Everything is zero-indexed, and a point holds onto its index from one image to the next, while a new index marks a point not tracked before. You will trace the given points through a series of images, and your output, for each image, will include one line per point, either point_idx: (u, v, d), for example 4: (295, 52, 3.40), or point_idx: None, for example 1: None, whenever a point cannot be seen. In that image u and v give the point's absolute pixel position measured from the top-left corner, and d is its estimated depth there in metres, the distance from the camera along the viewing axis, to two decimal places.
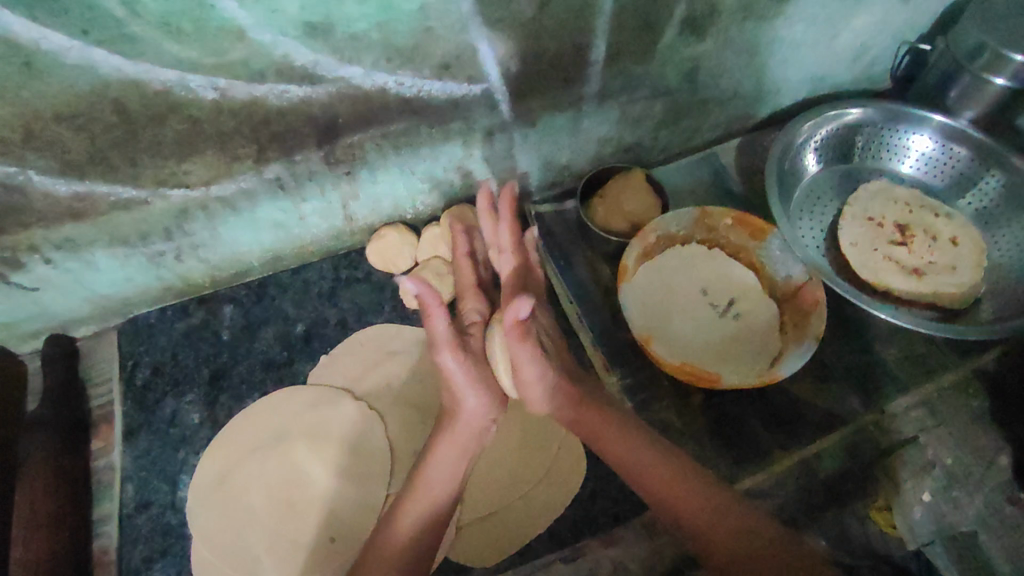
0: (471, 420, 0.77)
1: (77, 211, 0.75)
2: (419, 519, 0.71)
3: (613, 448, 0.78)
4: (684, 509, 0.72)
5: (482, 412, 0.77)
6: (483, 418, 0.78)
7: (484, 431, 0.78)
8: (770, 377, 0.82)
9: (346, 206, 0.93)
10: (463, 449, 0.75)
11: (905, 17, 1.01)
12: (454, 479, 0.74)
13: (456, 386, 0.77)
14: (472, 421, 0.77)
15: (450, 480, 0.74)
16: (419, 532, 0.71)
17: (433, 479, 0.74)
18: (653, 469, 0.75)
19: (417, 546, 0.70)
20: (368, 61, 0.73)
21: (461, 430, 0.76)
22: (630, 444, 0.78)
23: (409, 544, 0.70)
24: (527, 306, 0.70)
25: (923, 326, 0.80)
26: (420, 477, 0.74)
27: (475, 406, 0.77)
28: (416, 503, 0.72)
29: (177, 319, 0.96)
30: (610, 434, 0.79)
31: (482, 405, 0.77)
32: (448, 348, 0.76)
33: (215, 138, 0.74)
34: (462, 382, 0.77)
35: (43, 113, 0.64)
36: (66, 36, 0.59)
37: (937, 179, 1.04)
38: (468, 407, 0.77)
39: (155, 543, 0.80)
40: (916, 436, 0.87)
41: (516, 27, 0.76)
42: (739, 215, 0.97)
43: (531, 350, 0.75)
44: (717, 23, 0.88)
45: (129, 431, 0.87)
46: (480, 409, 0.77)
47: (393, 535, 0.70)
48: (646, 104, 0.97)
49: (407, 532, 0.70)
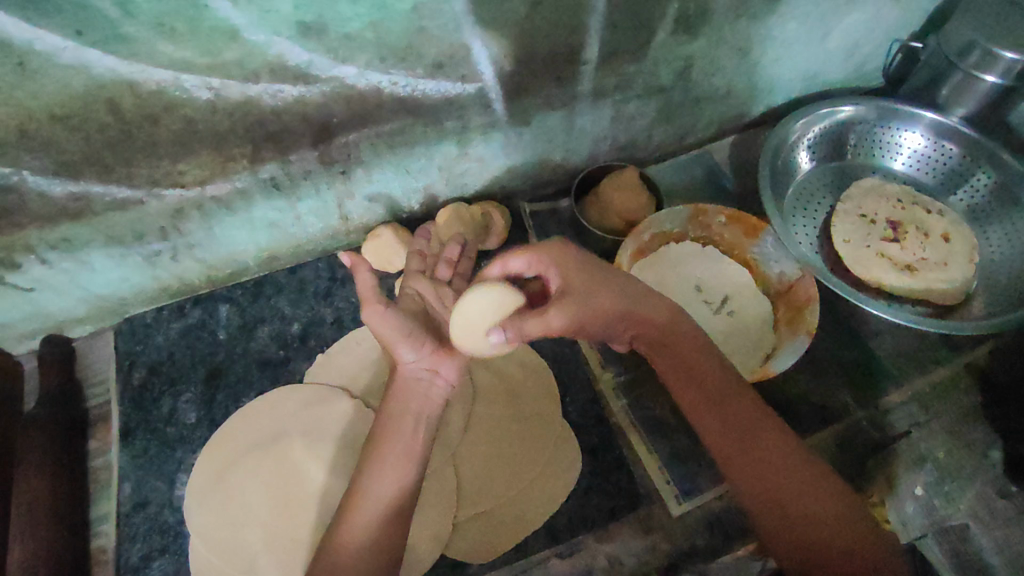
0: (410, 372, 0.71)
1: (72, 211, 0.75)
2: (382, 509, 0.65)
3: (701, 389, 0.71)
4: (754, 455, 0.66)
5: (419, 360, 0.71)
6: (419, 366, 0.72)
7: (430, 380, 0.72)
8: (764, 372, 0.83)
9: (342, 206, 0.93)
10: (417, 410, 0.71)
11: (897, 15, 1.02)
12: (413, 456, 0.69)
13: (391, 342, 0.70)
14: (412, 371, 0.72)
15: (407, 455, 0.69)
16: (383, 521, 0.65)
17: (391, 455, 0.68)
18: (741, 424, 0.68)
19: (383, 540, 0.64)
20: (361, 60, 0.73)
21: (406, 392, 0.71)
22: (724, 391, 0.70)
23: (368, 539, 0.64)
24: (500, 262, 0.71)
25: (914, 321, 0.81)
26: (377, 454, 0.68)
27: (411, 358, 0.71)
28: (381, 484, 0.66)
29: (173, 319, 0.96)
30: (707, 378, 0.71)
31: (416, 355, 0.71)
32: (375, 305, 0.68)
33: (210, 138, 0.75)
34: (394, 338, 0.70)
35: (38, 114, 0.64)
36: (59, 37, 0.59)
37: (929, 175, 1.04)
38: (405, 359, 0.71)
39: (153, 542, 0.80)
40: (909, 431, 0.87)
41: (509, 26, 0.77)
42: (732, 212, 0.96)
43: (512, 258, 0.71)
44: (710, 22, 0.89)
45: (126, 430, 0.87)
46: (417, 359, 0.71)
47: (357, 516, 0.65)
48: (639, 102, 0.98)
49: (368, 521, 0.64)
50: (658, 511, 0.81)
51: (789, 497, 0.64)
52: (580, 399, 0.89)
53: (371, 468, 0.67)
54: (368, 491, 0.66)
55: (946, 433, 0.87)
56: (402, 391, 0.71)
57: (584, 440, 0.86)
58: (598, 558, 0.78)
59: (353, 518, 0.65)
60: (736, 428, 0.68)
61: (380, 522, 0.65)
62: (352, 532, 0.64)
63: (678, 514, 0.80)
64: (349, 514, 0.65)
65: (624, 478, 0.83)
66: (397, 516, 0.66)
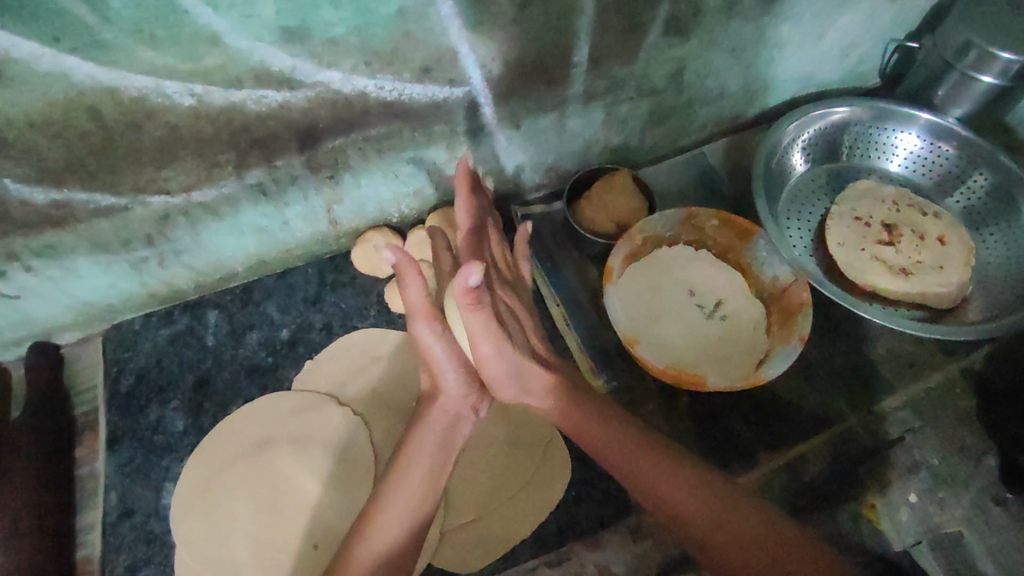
0: (450, 404, 0.78)
1: (55, 218, 0.75)
2: (398, 536, 0.68)
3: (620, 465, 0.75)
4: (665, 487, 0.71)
5: (460, 396, 0.78)
6: (461, 402, 0.79)
7: (464, 415, 0.79)
8: (755, 379, 0.82)
9: (330, 211, 0.92)
10: (445, 440, 0.76)
11: (892, 15, 1.01)
12: (435, 485, 0.74)
13: (439, 365, 0.76)
14: (451, 406, 0.78)
15: (429, 482, 0.73)
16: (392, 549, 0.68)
17: (414, 484, 0.72)
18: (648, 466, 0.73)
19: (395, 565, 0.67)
20: (347, 65, 0.72)
21: (442, 421, 0.77)
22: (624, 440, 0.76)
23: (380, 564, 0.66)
24: (477, 272, 0.64)
25: (909, 327, 0.81)
26: (398, 480, 0.72)
27: (453, 389, 0.78)
28: (398, 518, 0.69)
29: (162, 325, 0.95)
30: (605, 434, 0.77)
31: (461, 391, 0.78)
32: (425, 321, 0.73)
33: (194, 145, 0.74)
34: (440, 358, 0.76)
35: (17, 122, 0.64)
36: (37, 44, 0.58)
37: (925, 177, 1.03)
38: (448, 389, 0.78)
39: (138, 551, 0.80)
40: (903, 436, 0.86)
41: (497, 29, 0.76)
42: (724, 215, 0.96)
43: (483, 319, 0.70)
44: (701, 23, 0.88)
45: (113, 438, 0.86)
46: (461, 394, 0.78)
47: (375, 520, 0.68)
48: (632, 104, 0.97)
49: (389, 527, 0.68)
50: (648, 520, 0.80)
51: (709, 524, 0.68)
52: None
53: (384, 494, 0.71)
54: (384, 504, 0.70)
55: (941, 439, 0.86)
56: (436, 416, 0.77)
57: (575, 448, 0.85)
58: (588, 567, 0.77)
59: (363, 543, 0.67)
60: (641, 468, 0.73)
61: (393, 548, 0.68)
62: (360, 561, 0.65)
63: None
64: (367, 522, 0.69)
65: (614, 485, 0.82)
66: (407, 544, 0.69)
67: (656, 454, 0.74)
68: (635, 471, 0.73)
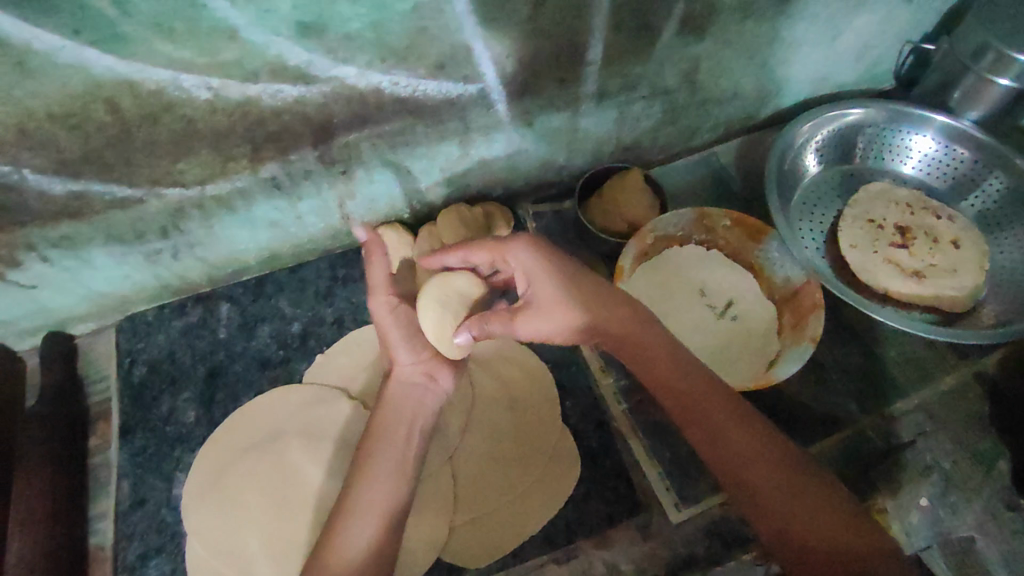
0: (404, 375, 0.80)
1: (72, 209, 0.76)
2: (379, 518, 0.67)
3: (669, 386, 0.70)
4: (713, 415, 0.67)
5: (412, 364, 0.80)
6: (414, 372, 0.80)
7: (422, 381, 0.80)
8: (767, 380, 0.82)
9: (343, 205, 0.93)
10: (408, 411, 0.77)
11: (908, 17, 1.00)
12: (405, 463, 0.72)
13: (389, 341, 0.81)
14: (408, 375, 0.80)
15: (397, 466, 0.72)
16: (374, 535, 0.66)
17: (383, 465, 0.71)
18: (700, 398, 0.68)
19: (383, 542, 0.66)
20: (362, 60, 0.73)
21: (402, 396, 0.78)
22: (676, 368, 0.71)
23: (367, 548, 0.65)
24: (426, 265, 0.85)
25: (923, 330, 0.80)
26: (370, 464, 0.71)
27: (406, 361, 0.80)
28: (373, 501, 0.68)
29: (175, 317, 0.96)
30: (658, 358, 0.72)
31: (412, 358, 0.80)
32: (381, 294, 0.81)
33: (209, 137, 0.74)
34: (393, 335, 0.81)
35: (37, 113, 0.64)
36: (57, 36, 0.59)
37: (939, 180, 1.03)
38: (402, 361, 0.81)
39: (150, 540, 0.80)
40: (915, 440, 0.86)
41: (511, 26, 0.76)
42: (738, 215, 0.95)
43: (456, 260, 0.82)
44: (716, 22, 0.87)
45: (126, 428, 0.87)
46: (413, 361, 0.81)
47: (350, 513, 0.67)
48: (644, 103, 0.97)
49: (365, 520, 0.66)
50: (657, 519, 0.80)
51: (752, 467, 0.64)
52: (580, 404, 0.88)
53: (360, 479, 0.70)
54: (356, 499, 0.68)
55: (953, 443, 0.85)
56: (395, 394, 0.78)
57: (584, 446, 0.85)
58: (596, 564, 0.77)
59: (344, 529, 0.66)
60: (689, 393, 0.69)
61: (376, 533, 0.66)
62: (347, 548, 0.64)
63: (677, 521, 0.79)
64: (343, 518, 0.67)
65: (624, 484, 0.82)
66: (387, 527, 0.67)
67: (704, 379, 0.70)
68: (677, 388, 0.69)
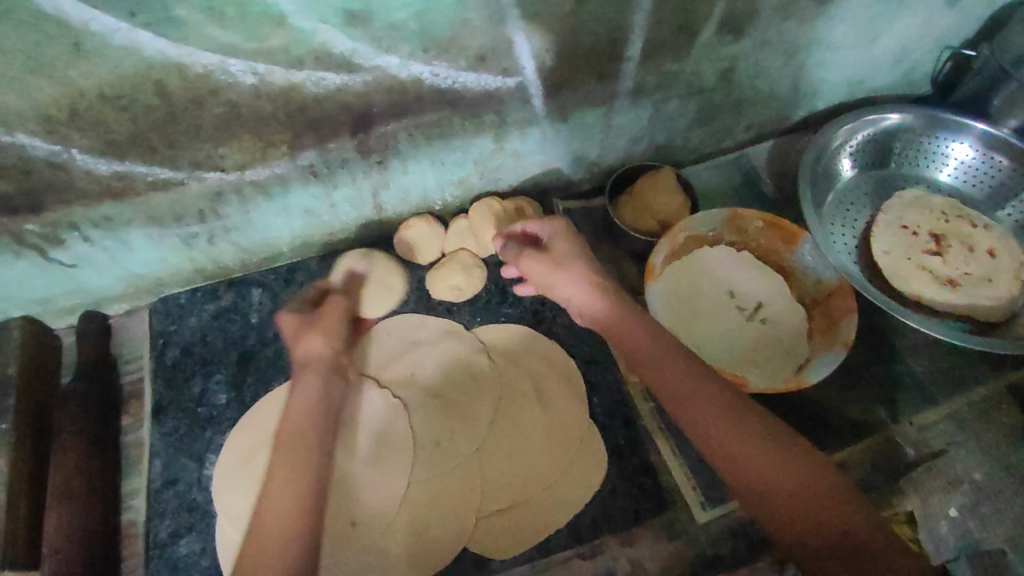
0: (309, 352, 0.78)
1: (115, 190, 0.77)
2: (297, 500, 0.64)
3: (647, 368, 0.71)
4: (687, 397, 0.67)
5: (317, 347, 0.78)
6: (319, 349, 0.78)
7: (330, 361, 0.78)
8: (797, 382, 0.82)
9: (376, 195, 0.93)
10: (323, 395, 0.74)
11: (950, 22, 0.99)
12: (320, 444, 0.70)
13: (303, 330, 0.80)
14: (315, 358, 0.77)
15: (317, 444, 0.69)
16: (288, 518, 0.62)
17: (298, 446, 0.68)
18: (678, 381, 0.68)
19: (309, 516, 0.63)
20: (405, 50, 0.73)
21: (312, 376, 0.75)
22: (656, 354, 0.71)
23: (293, 518, 0.63)
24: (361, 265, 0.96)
25: (957, 337, 0.79)
26: (287, 445, 0.68)
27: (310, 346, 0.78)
28: (288, 484, 0.65)
29: (207, 301, 0.97)
30: (635, 344, 0.73)
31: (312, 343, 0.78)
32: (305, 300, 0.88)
33: (252, 123, 0.75)
34: (306, 326, 0.80)
35: (89, 93, 0.66)
36: (114, 18, 0.60)
37: (976, 188, 1.01)
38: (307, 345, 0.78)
39: (181, 519, 0.82)
40: (946, 449, 0.85)
41: (553, 20, 0.76)
42: (770, 217, 0.95)
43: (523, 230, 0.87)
44: (756, 22, 0.87)
45: (158, 408, 0.88)
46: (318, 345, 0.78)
47: (274, 485, 0.65)
48: (680, 102, 0.96)
49: (284, 492, 0.64)
50: (683, 518, 0.80)
51: (734, 447, 0.63)
52: (607, 400, 0.88)
53: (276, 465, 0.67)
54: (276, 474, 0.66)
55: (987, 454, 0.84)
56: (306, 380, 0.75)
57: (611, 443, 0.85)
58: (620, 561, 0.78)
59: (271, 507, 0.63)
60: (670, 376, 0.69)
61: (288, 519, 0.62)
62: (271, 532, 0.61)
63: (702, 520, 0.80)
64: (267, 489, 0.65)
65: (650, 482, 0.82)
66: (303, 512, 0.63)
67: (685, 360, 0.70)
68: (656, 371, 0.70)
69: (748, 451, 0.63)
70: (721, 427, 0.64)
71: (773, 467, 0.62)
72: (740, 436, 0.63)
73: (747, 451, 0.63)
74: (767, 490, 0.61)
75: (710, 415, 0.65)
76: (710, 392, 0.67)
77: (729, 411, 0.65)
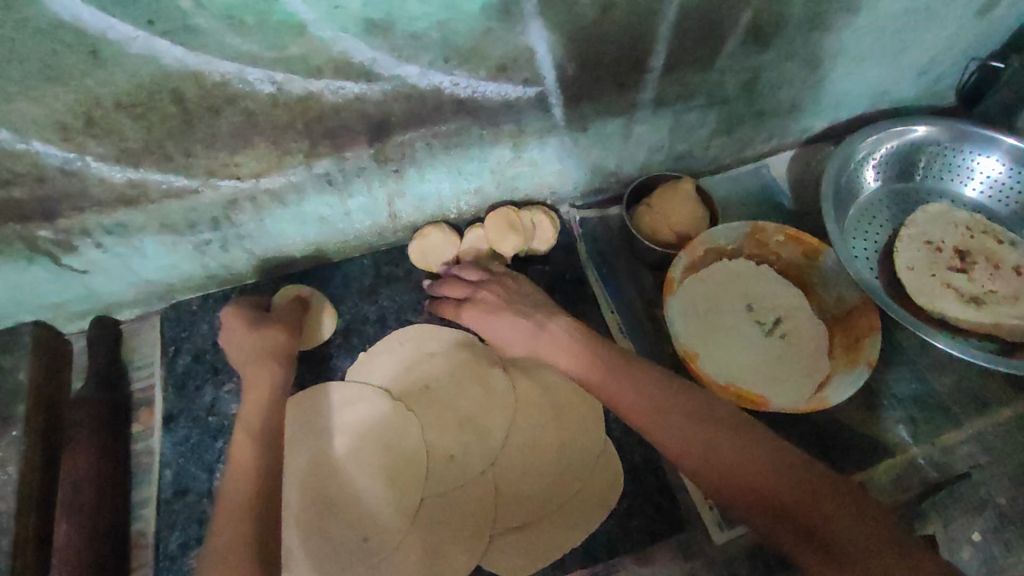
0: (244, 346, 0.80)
1: (129, 197, 0.76)
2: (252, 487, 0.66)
3: (612, 376, 0.73)
4: (646, 403, 0.70)
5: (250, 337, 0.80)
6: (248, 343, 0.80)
7: (270, 353, 0.79)
8: (817, 404, 0.80)
9: (391, 204, 0.92)
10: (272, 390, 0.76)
11: (979, 33, 0.97)
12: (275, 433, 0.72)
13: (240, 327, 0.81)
14: (255, 353, 0.79)
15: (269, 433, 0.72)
16: (252, 491, 0.66)
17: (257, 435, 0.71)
18: (641, 389, 0.71)
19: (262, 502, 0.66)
20: (425, 60, 0.72)
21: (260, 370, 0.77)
22: (622, 366, 0.74)
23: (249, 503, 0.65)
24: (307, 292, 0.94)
25: (981, 359, 0.77)
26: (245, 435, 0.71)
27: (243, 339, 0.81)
28: (243, 472, 0.68)
29: (218, 308, 0.96)
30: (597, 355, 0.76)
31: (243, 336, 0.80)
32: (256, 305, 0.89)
33: (268, 132, 0.74)
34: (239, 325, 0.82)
35: (105, 101, 0.64)
36: (131, 27, 0.59)
37: (1001, 204, 0.99)
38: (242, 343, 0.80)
39: (192, 530, 0.81)
40: (969, 472, 0.83)
41: (575, 30, 0.74)
42: (794, 231, 0.93)
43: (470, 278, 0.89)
44: (782, 34, 0.85)
45: (168, 417, 0.87)
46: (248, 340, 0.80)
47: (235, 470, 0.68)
48: (701, 112, 0.95)
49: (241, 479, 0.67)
50: (700, 539, 0.80)
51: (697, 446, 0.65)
52: None
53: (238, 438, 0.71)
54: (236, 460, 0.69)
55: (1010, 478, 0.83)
56: (256, 376, 0.77)
57: (627, 460, 0.84)
58: None
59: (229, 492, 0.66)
60: (634, 385, 0.72)
61: (247, 480, 0.67)
62: (239, 491, 0.66)
63: (720, 541, 0.79)
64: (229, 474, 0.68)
65: (668, 501, 0.81)
66: (262, 472, 0.68)
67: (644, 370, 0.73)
68: (619, 380, 0.73)
69: (705, 443, 0.64)
70: (678, 423, 0.67)
71: (738, 464, 0.62)
72: (698, 429, 0.66)
73: (710, 449, 0.64)
74: (733, 488, 0.62)
75: (673, 418, 0.68)
76: (671, 397, 0.69)
77: (692, 413, 0.67)
